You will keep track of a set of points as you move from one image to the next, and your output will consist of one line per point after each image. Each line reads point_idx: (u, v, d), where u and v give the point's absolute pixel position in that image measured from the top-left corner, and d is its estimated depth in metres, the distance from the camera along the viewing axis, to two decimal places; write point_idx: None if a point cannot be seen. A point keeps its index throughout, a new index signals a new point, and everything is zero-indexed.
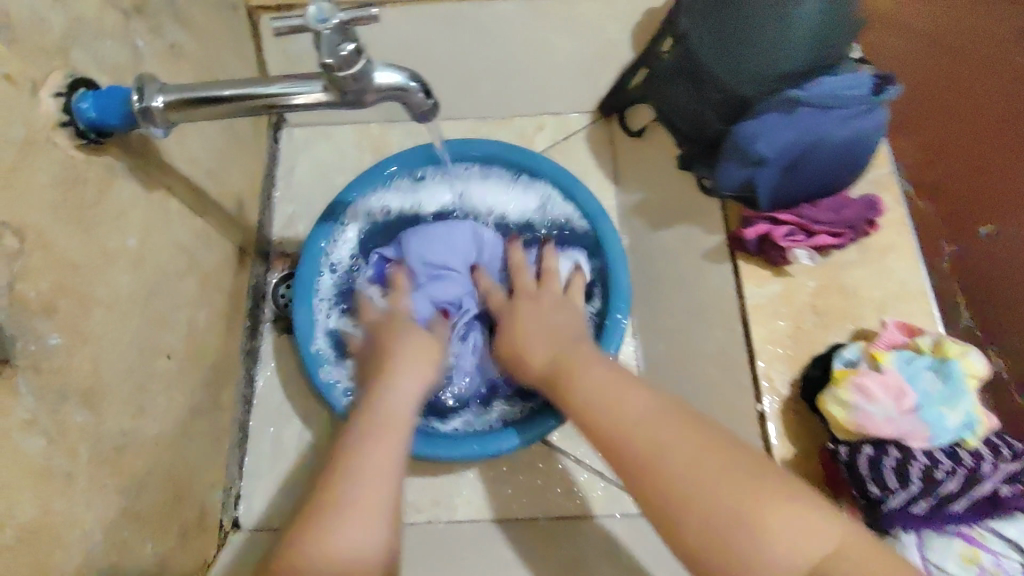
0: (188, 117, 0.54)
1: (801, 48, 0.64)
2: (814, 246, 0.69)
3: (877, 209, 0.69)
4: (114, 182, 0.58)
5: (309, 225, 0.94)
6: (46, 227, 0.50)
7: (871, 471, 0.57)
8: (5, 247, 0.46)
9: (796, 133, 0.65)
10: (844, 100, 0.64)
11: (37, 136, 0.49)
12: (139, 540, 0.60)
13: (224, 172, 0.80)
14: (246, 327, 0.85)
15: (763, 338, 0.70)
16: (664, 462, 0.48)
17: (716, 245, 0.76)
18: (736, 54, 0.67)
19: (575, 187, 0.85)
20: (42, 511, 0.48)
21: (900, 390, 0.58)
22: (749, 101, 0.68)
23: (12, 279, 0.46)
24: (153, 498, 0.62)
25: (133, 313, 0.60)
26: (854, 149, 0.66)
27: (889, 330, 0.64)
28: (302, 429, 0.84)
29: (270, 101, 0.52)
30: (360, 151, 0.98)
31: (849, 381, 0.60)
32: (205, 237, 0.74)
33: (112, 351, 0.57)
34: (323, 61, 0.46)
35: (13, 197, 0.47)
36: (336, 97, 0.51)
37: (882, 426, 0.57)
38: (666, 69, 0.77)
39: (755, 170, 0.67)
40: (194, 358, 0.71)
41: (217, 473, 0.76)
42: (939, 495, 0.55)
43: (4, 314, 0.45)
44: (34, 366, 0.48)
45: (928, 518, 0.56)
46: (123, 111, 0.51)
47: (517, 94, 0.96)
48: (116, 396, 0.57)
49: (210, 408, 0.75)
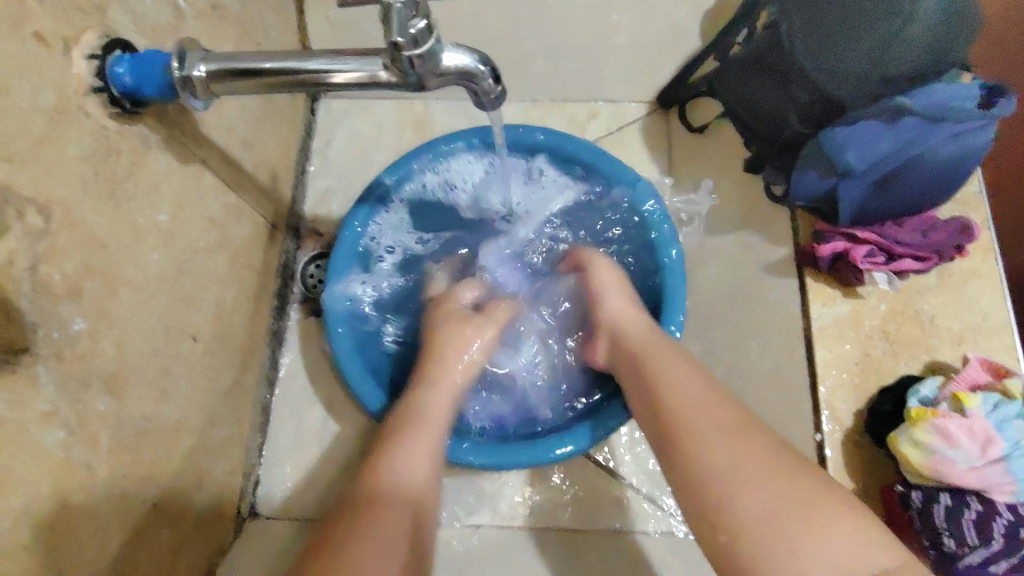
0: (231, 91, 0.49)
1: (915, 52, 0.59)
2: (894, 269, 0.65)
3: (970, 233, 0.65)
4: (149, 154, 0.54)
5: (343, 202, 0.89)
6: (75, 204, 0.45)
7: (949, 522, 0.53)
8: (31, 225, 0.42)
9: (894, 146, 0.61)
10: (954, 115, 0.59)
11: (68, 103, 0.45)
12: (158, 533, 0.57)
13: (260, 143, 0.75)
14: (274, 307, 0.81)
15: (826, 362, 0.65)
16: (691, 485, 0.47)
17: (782, 257, 0.70)
18: (837, 51, 0.61)
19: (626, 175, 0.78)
20: (63, 507, 0.45)
21: (986, 437, 0.53)
22: (843, 105, 0.63)
23: (35, 261, 0.42)
24: (175, 486, 0.59)
25: (162, 294, 0.56)
26: (953, 166, 0.62)
27: (972, 366, 0.59)
28: (326, 417, 0.81)
29: (311, 78, 0.47)
30: (401, 127, 0.93)
31: (929, 422, 0.55)
32: (238, 211, 0.70)
33: (139, 337, 0.53)
34: (394, 39, 0.43)
35: (40, 171, 0.42)
36: (395, 79, 0.46)
37: (963, 475, 0.53)
38: (738, 58, 0.70)
39: (843, 181, 0.63)
40: (221, 338, 0.67)
41: (237, 459, 0.73)
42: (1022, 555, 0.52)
43: (28, 299, 0.41)
44: (56, 354, 0.44)
45: None
46: (162, 81, 0.47)
47: (571, 76, 0.90)
48: (140, 384, 0.53)
49: (234, 392, 0.71)
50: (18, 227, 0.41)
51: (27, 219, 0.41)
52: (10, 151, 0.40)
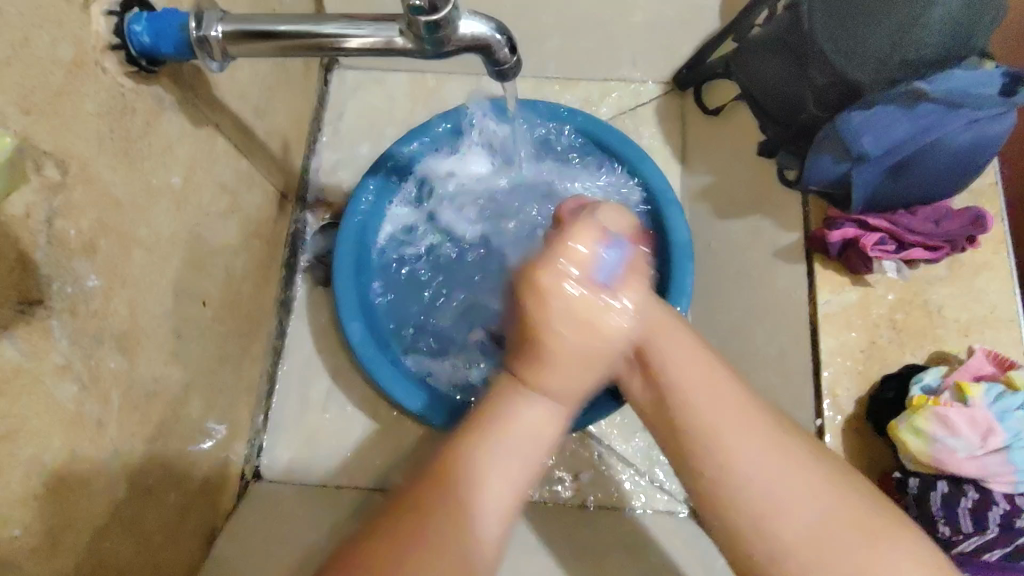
0: (246, 54, 0.49)
1: (935, 35, 0.59)
2: (903, 258, 0.65)
3: (982, 223, 0.64)
4: (163, 115, 0.54)
5: (353, 174, 0.89)
6: (91, 160, 0.46)
7: (945, 510, 0.53)
8: (48, 179, 0.42)
9: (911, 131, 0.60)
10: (970, 101, 0.59)
11: (87, 59, 0.45)
12: (165, 490, 0.58)
13: (273, 111, 0.75)
14: (281, 276, 0.82)
15: (831, 349, 0.65)
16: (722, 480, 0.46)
17: (791, 243, 0.70)
18: (857, 33, 0.61)
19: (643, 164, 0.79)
20: (74, 457, 0.46)
21: (988, 427, 0.53)
22: (862, 88, 0.62)
23: (52, 215, 0.42)
24: (182, 446, 0.60)
25: (173, 256, 0.57)
26: (972, 153, 0.61)
27: (976, 357, 0.59)
28: (331, 385, 0.82)
29: (322, 42, 0.47)
30: (412, 101, 0.93)
31: (930, 410, 0.55)
32: (249, 179, 0.70)
33: (150, 297, 0.54)
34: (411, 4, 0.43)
35: (59, 125, 0.43)
36: (412, 46, 0.46)
37: (960, 462, 0.53)
38: (757, 39, 0.70)
39: (855, 165, 0.63)
40: (229, 304, 0.68)
41: (243, 423, 0.74)
42: (1016, 545, 0.52)
43: (44, 252, 0.42)
44: (71, 307, 0.45)
45: (995, 563, 0.53)
46: (179, 39, 0.47)
47: (585, 54, 0.89)
48: (151, 343, 0.54)
49: (242, 357, 0.72)
50: (35, 179, 0.41)
51: (44, 172, 0.42)
52: (30, 103, 0.40)
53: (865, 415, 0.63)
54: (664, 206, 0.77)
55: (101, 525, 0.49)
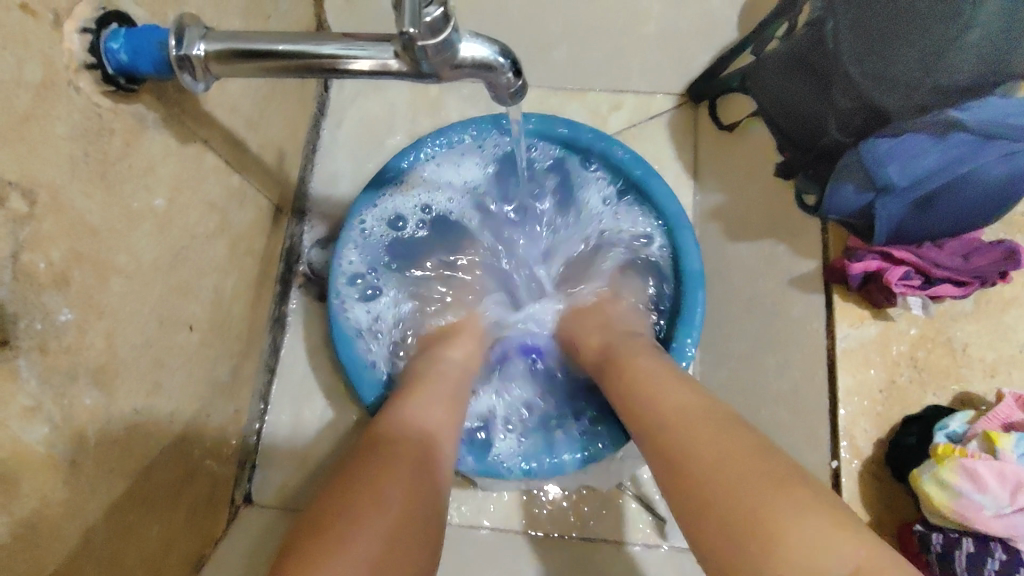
0: (231, 73, 0.46)
1: (969, 59, 0.54)
2: (931, 294, 0.61)
3: (1018, 259, 0.60)
4: (145, 134, 0.51)
5: (352, 185, 0.86)
6: (63, 187, 0.43)
7: (968, 570, 0.50)
8: (14, 210, 0.39)
9: (941, 162, 0.56)
10: (1009, 131, 0.54)
11: (56, 79, 0.42)
12: (147, 524, 0.55)
13: (268, 122, 0.72)
14: (276, 292, 0.79)
15: (848, 387, 0.61)
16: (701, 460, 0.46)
17: (809, 272, 0.67)
18: (883, 56, 0.58)
19: (649, 181, 0.76)
20: (46, 504, 0.43)
21: (1017, 482, 0.49)
22: (887, 115, 0.58)
23: (17, 248, 0.40)
24: (166, 477, 0.58)
25: (157, 282, 0.54)
26: (1005, 188, 0.57)
27: (1005, 403, 0.55)
28: (325, 406, 0.79)
29: (326, 63, 0.44)
30: (414, 110, 0.89)
31: (956, 460, 0.52)
32: (241, 195, 0.67)
33: (131, 326, 0.51)
34: (405, 28, 0.39)
35: (25, 152, 0.40)
36: (407, 68, 0.43)
37: (988, 519, 0.49)
38: (779, 56, 0.67)
39: (878, 198, 0.59)
40: (219, 326, 0.65)
41: (233, 448, 0.71)
42: None
43: (9, 289, 0.39)
44: (40, 345, 0.42)
45: None
46: (159, 57, 0.44)
47: (596, 64, 0.85)
48: (131, 375, 0.52)
49: (232, 380, 0.70)
50: None
51: (9, 203, 0.39)
52: None
53: (885, 460, 0.59)
54: (676, 232, 0.74)
55: (76, 569, 0.46)
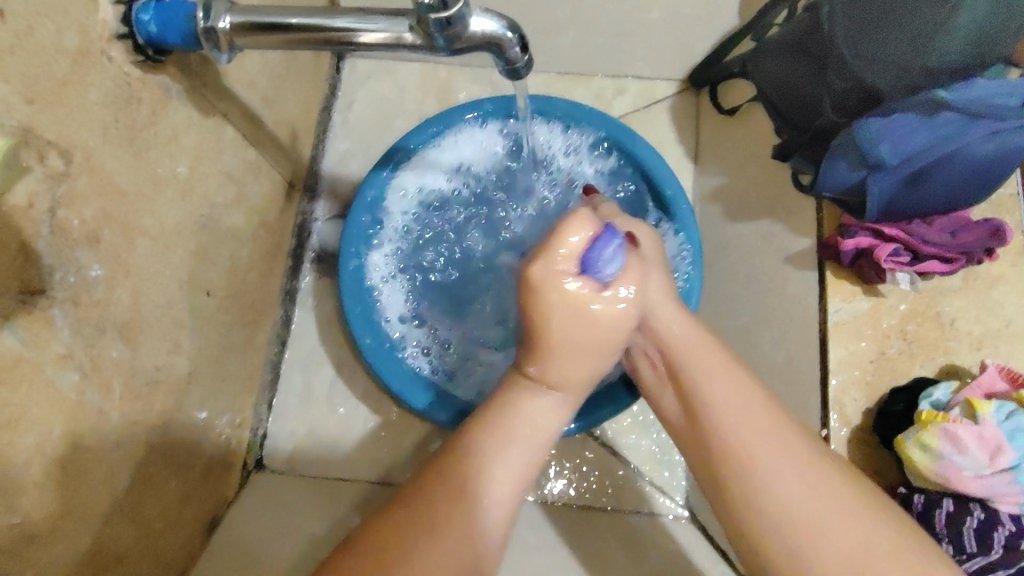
0: (253, 45, 0.49)
1: (959, 42, 0.56)
2: (919, 269, 0.63)
3: (1003, 235, 0.62)
4: (170, 104, 0.53)
5: (362, 164, 0.89)
6: (95, 149, 0.45)
7: (948, 527, 0.52)
8: (51, 168, 0.42)
9: (930, 139, 0.59)
10: (997, 110, 0.57)
11: (91, 47, 0.44)
12: (166, 478, 0.58)
13: (282, 101, 0.75)
14: (287, 266, 0.82)
15: (840, 358, 0.64)
16: (727, 431, 0.48)
17: (804, 249, 0.69)
18: (878, 38, 0.60)
19: (659, 170, 0.77)
20: (74, 446, 0.46)
21: (997, 446, 0.52)
22: (880, 94, 0.61)
23: (54, 204, 0.42)
24: (184, 435, 0.61)
25: (177, 246, 0.57)
26: (996, 166, 0.59)
27: (988, 372, 0.57)
28: (334, 377, 0.82)
29: (337, 36, 0.47)
30: (423, 92, 0.92)
31: (939, 425, 0.54)
32: (257, 169, 0.70)
33: (154, 286, 0.54)
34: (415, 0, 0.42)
35: (61, 115, 0.42)
36: (420, 42, 0.46)
37: (967, 478, 0.52)
38: (777, 40, 0.69)
39: (871, 175, 0.61)
40: (234, 294, 0.68)
41: (245, 414, 0.74)
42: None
43: (46, 241, 0.42)
44: (72, 297, 0.45)
45: None
46: (185, 28, 0.47)
47: (600, 49, 0.88)
48: (153, 333, 0.54)
49: (246, 347, 0.72)
50: (37, 169, 0.41)
51: (47, 161, 0.41)
52: (33, 91, 0.40)
53: (871, 427, 0.62)
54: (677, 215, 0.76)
55: (101, 513, 0.49)
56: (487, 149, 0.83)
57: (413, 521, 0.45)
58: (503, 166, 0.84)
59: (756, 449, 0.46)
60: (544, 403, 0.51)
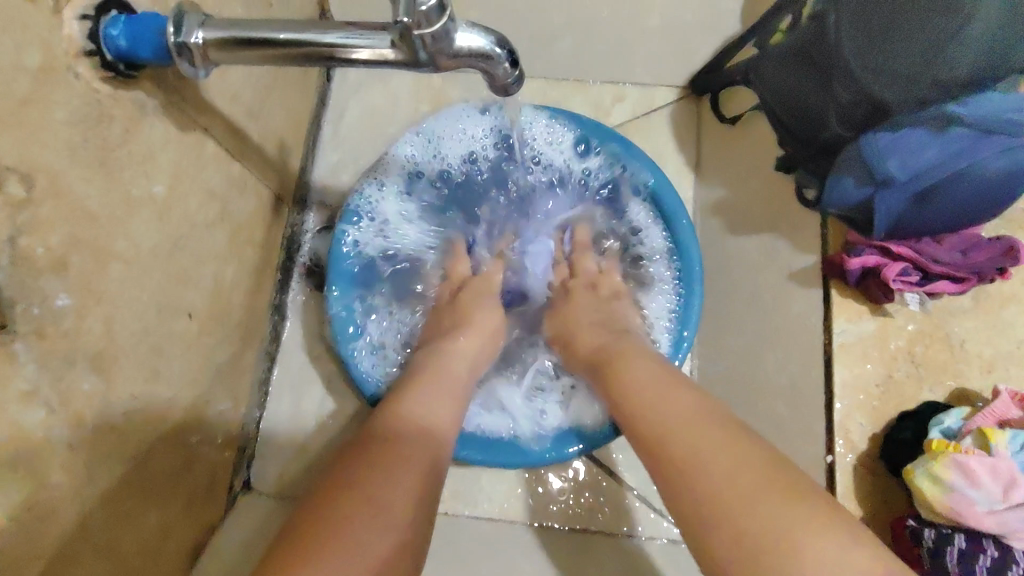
0: (229, 61, 0.46)
1: (971, 53, 0.54)
2: (928, 290, 0.61)
3: (1015, 255, 0.60)
4: (145, 121, 0.51)
5: (354, 175, 0.87)
6: (61, 173, 0.43)
7: (959, 564, 0.50)
8: (10, 195, 0.39)
9: (941, 157, 0.56)
10: (1012, 127, 0.54)
11: (55, 65, 0.42)
12: (145, 508, 0.56)
13: (269, 111, 0.72)
14: (277, 281, 0.79)
15: (846, 382, 0.61)
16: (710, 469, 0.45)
17: (809, 267, 0.67)
18: (885, 49, 0.57)
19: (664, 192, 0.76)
20: (41, 485, 0.44)
21: (1010, 479, 0.49)
22: (887, 108, 0.58)
23: (15, 233, 0.40)
24: (165, 462, 0.59)
25: (155, 269, 0.54)
26: (1011, 183, 0.57)
27: (1001, 398, 0.55)
28: (324, 394, 0.80)
29: (325, 52, 0.44)
30: (417, 101, 0.89)
31: (950, 457, 0.51)
32: (242, 184, 0.68)
33: (130, 312, 0.51)
34: (399, 16, 0.40)
35: (23, 138, 0.40)
36: (404, 57, 0.43)
37: (979, 515, 0.49)
38: (781, 48, 0.67)
39: (878, 192, 0.59)
40: (218, 314, 0.66)
41: (232, 435, 0.72)
42: None
43: (6, 273, 0.39)
44: (38, 329, 0.42)
45: None
46: (158, 43, 0.44)
47: (599, 56, 0.85)
48: (129, 360, 0.52)
49: (232, 367, 0.70)
50: None
51: (6, 188, 0.39)
52: None
53: (878, 454, 0.60)
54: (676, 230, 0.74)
55: (73, 552, 0.47)
56: (480, 159, 0.81)
57: (325, 497, 0.44)
58: (497, 177, 0.82)
59: (706, 440, 0.47)
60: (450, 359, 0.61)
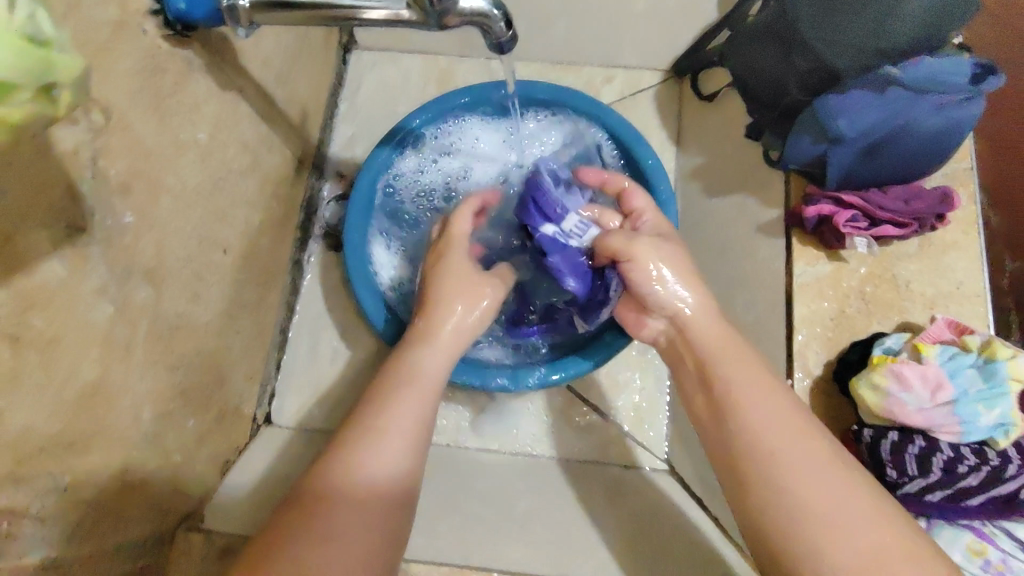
0: (268, 20, 0.55)
1: (909, 25, 0.63)
2: (874, 234, 0.68)
3: (951, 201, 0.68)
4: (193, 76, 0.60)
5: (367, 146, 0.95)
6: (129, 109, 0.52)
7: (893, 456, 0.57)
8: (93, 123, 0.48)
9: (882, 115, 0.65)
10: (939, 88, 0.64)
11: (127, 19, 0.51)
12: (184, 418, 0.64)
13: (293, 82, 0.81)
14: (296, 238, 0.88)
15: (802, 315, 0.69)
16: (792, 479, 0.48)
17: (772, 218, 0.75)
18: (837, 23, 0.66)
19: (638, 143, 0.83)
20: (106, 371, 0.52)
21: (937, 382, 0.57)
22: (840, 75, 0.67)
23: (95, 154, 0.48)
24: (201, 379, 0.66)
25: (199, 206, 0.63)
26: (942, 137, 0.65)
27: (937, 325, 0.62)
28: (338, 343, 0.88)
29: (345, 14, 0.53)
30: (424, 80, 0.98)
31: (887, 367, 0.58)
32: (270, 143, 0.77)
33: (177, 238, 0.60)
34: None
35: (104, 74, 0.49)
36: (417, 17, 0.52)
37: (911, 413, 0.57)
38: (751, 27, 0.75)
39: (830, 148, 0.68)
40: (248, 257, 0.74)
41: (256, 370, 0.80)
42: (957, 486, 0.56)
43: (88, 185, 0.48)
44: (108, 239, 0.51)
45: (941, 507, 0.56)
46: (210, 6, 0.53)
47: (591, 40, 0.94)
48: (176, 282, 0.60)
49: (258, 308, 0.78)
50: (83, 121, 0.47)
51: (90, 116, 0.48)
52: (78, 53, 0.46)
53: (831, 378, 0.67)
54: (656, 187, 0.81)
55: (129, 439, 0.55)
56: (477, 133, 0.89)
57: (311, 521, 0.46)
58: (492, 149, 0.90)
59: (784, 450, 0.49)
60: (425, 361, 0.59)
